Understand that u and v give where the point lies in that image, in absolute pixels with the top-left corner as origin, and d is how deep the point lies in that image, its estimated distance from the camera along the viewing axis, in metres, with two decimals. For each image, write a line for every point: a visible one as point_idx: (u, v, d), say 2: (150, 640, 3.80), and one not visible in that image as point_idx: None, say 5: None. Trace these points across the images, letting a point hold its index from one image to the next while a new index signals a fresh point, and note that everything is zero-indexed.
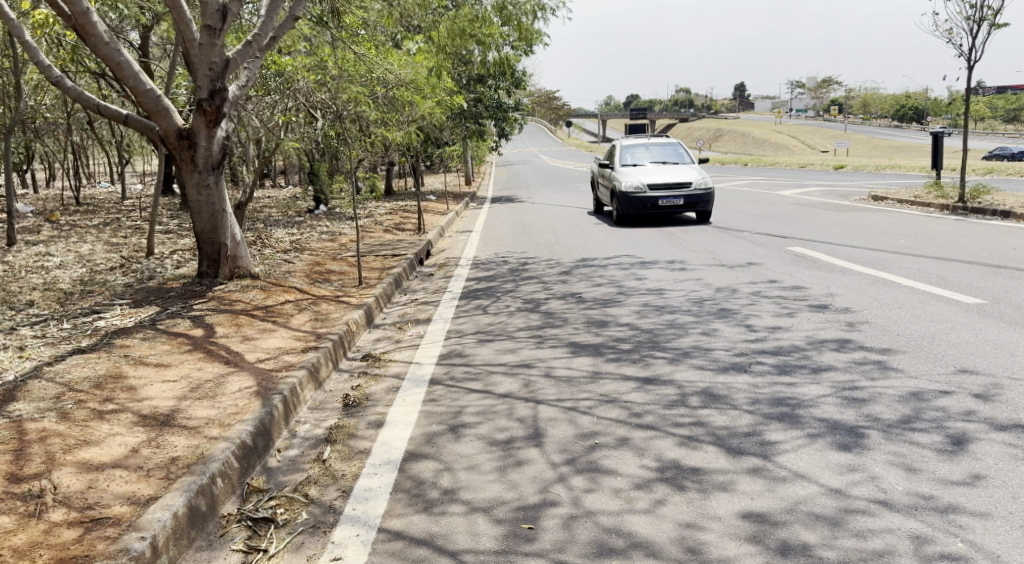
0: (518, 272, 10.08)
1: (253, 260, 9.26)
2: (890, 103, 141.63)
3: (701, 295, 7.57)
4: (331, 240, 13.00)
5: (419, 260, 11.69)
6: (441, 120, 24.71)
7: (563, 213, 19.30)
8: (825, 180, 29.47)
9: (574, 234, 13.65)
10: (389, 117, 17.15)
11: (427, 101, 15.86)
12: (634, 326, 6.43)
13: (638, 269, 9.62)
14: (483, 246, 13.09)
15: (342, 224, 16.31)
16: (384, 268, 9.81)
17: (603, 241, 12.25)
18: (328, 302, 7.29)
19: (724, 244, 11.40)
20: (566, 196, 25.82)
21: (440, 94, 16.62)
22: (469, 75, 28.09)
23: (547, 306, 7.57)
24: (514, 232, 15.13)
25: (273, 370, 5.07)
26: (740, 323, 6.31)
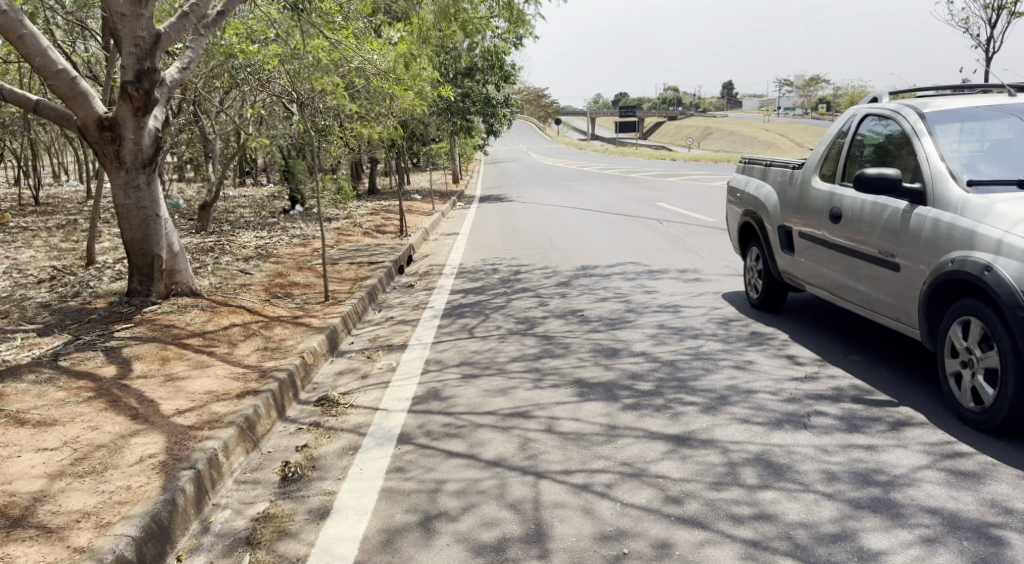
0: (509, 283, 8.95)
1: (205, 271, 8.09)
2: (879, 101, 141.43)
3: (724, 315, 6.47)
4: (303, 245, 11.85)
5: (399, 267, 10.56)
6: (427, 114, 23.57)
7: (555, 214, 18.21)
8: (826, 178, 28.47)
9: (569, 238, 12.53)
10: (370, 110, 15.99)
11: (409, 94, 14.71)
12: (652, 357, 5.31)
13: (645, 281, 8.52)
14: (470, 250, 11.97)
15: (317, 225, 15.15)
16: (358, 280, 8.66)
17: (603, 247, 11.16)
18: (282, 325, 6.13)
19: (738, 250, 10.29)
20: (558, 195, 24.74)
21: (424, 87, 15.47)
22: (456, 69, 26.91)
23: (545, 328, 6.45)
24: (504, 235, 14.00)
25: (192, 428, 3.92)
26: (781, 354, 5.20)
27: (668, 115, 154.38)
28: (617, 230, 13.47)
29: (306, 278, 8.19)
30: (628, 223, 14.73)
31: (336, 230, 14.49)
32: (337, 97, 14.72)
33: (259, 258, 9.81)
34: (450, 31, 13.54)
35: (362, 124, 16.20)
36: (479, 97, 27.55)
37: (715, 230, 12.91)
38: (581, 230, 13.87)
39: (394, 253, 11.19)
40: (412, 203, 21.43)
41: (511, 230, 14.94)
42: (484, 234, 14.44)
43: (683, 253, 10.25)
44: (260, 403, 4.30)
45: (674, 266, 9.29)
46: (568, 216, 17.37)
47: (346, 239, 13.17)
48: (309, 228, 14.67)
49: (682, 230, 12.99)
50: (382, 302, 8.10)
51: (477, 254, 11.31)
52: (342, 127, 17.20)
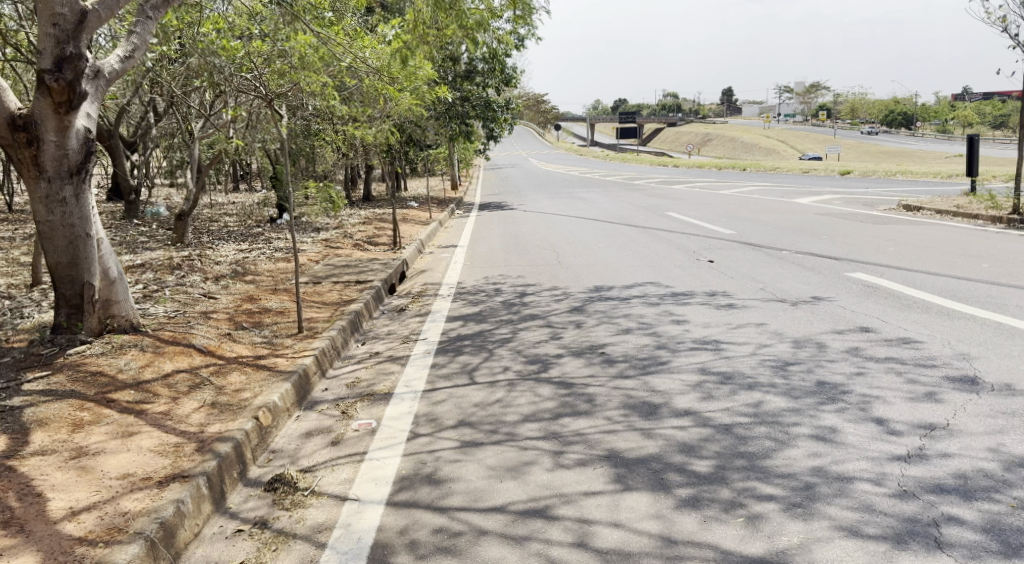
0: (514, 307, 7.86)
1: (162, 295, 6.98)
2: (880, 108, 140.70)
3: (776, 357, 5.39)
4: (285, 260, 10.77)
5: (390, 287, 9.47)
6: (423, 118, 22.51)
7: (561, 224, 17.14)
8: (838, 187, 27.42)
9: (578, 253, 11.45)
10: (363, 114, 14.94)
11: (403, 95, 13.61)
12: (701, 418, 4.22)
13: (670, 307, 7.42)
14: (469, 266, 10.89)
15: (304, 236, 14.07)
16: (341, 303, 7.56)
17: (617, 264, 10.08)
18: (241, 369, 5.01)
19: (771, 271, 9.20)
20: (561, 203, 23.68)
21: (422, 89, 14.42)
22: (455, 71, 25.88)
23: (561, 370, 5.36)
24: (506, 249, 12.93)
25: (81, 545, 2.82)
26: (864, 419, 4.12)
27: (668, 122, 153.67)
28: (629, 244, 12.39)
29: (280, 304, 7.08)
30: (639, 235, 13.65)
31: (323, 241, 13.41)
32: (328, 98, 13.66)
33: (232, 277, 8.71)
34: (451, 28, 12.50)
35: (355, 127, 15.16)
36: (479, 101, 26.53)
37: (736, 245, 11.83)
38: (590, 244, 12.79)
39: (385, 269, 10.10)
40: (408, 211, 20.35)
41: (514, 242, 13.90)
42: (484, 247, 13.37)
43: (707, 273, 9.17)
44: (187, 497, 3.20)
45: (700, 289, 8.21)
46: (574, 227, 16.28)
47: (335, 251, 12.08)
48: (295, 238, 13.59)
49: (700, 245, 11.91)
50: (367, 332, 6.99)
51: (477, 272, 10.22)
52: (334, 130, 16.12)
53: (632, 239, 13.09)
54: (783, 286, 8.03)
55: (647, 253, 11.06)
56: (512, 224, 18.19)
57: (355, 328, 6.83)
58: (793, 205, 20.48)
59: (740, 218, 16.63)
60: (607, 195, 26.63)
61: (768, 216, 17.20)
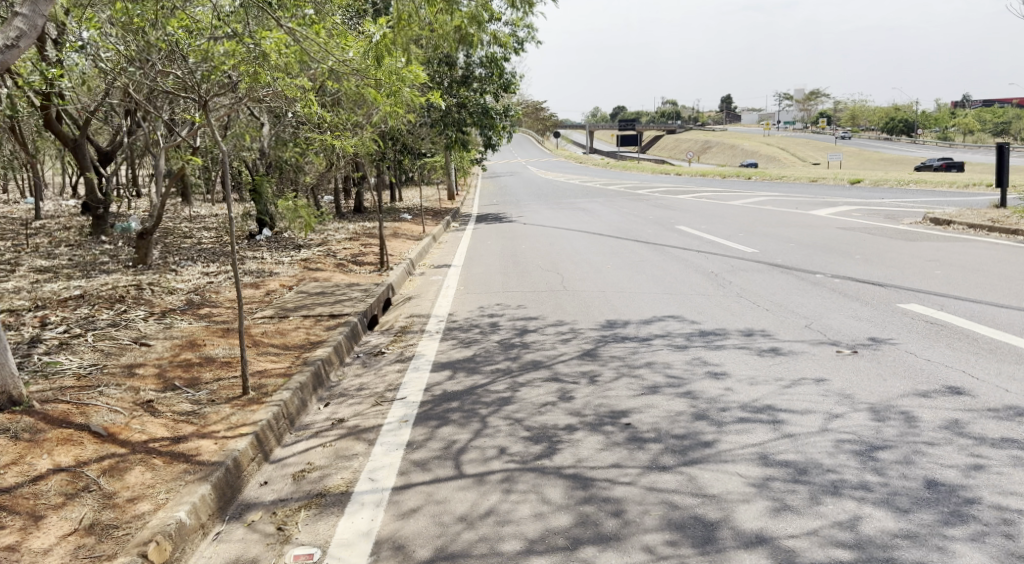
0: (513, 350, 6.59)
1: (82, 342, 5.73)
2: (880, 115, 139.87)
3: (854, 440, 4.13)
4: (253, 287, 9.52)
5: (370, 321, 8.22)
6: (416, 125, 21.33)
7: (563, 239, 15.90)
8: (854, 197, 26.10)
9: (586, 277, 10.24)
10: (349, 123, 13.75)
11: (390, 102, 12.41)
12: (782, 556, 2.95)
13: (701, 353, 6.16)
14: (462, 293, 9.64)
15: (282, 255, 12.82)
16: (304, 348, 6.30)
17: (630, 292, 8.83)
18: (146, 461, 3.76)
19: (810, 303, 7.96)
20: (562, 215, 22.50)
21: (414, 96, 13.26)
22: (452, 77, 24.74)
23: (575, 454, 4.10)
24: (504, 269, 11.72)
25: None
26: (1017, 556, 2.86)
27: (667, 130, 152.83)
28: (641, 265, 11.17)
29: (227, 351, 5.83)
30: (650, 254, 12.42)
31: (302, 261, 12.15)
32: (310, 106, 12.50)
33: (182, 312, 7.45)
34: (445, 33, 11.37)
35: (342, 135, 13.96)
36: (477, 108, 25.35)
37: (762, 266, 10.58)
38: (597, 264, 11.57)
39: (364, 297, 8.85)
40: (400, 225, 19.13)
41: (513, 261, 12.70)
42: (480, 268, 12.16)
43: (737, 305, 7.93)
44: None
45: (732, 326, 6.97)
46: (578, 243, 15.06)
47: (312, 273, 10.84)
48: (271, 258, 12.34)
49: (720, 266, 10.67)
50: (333, 386, 5.73)
51: (472, 300, 8.98)
52: (320, 140, 14.93)
53: (644, 259, 11.86)
54: (832, 326, 6.78)
55: (662, 277, 9.84)
56: (512, 239, 16.95)
57: (317, 381, 5.57)
58: (811, 217, 19.21)
59: (758, 233, 15.39)
60: (611, 206, 25.41)
61: (787, 230, 15.96)
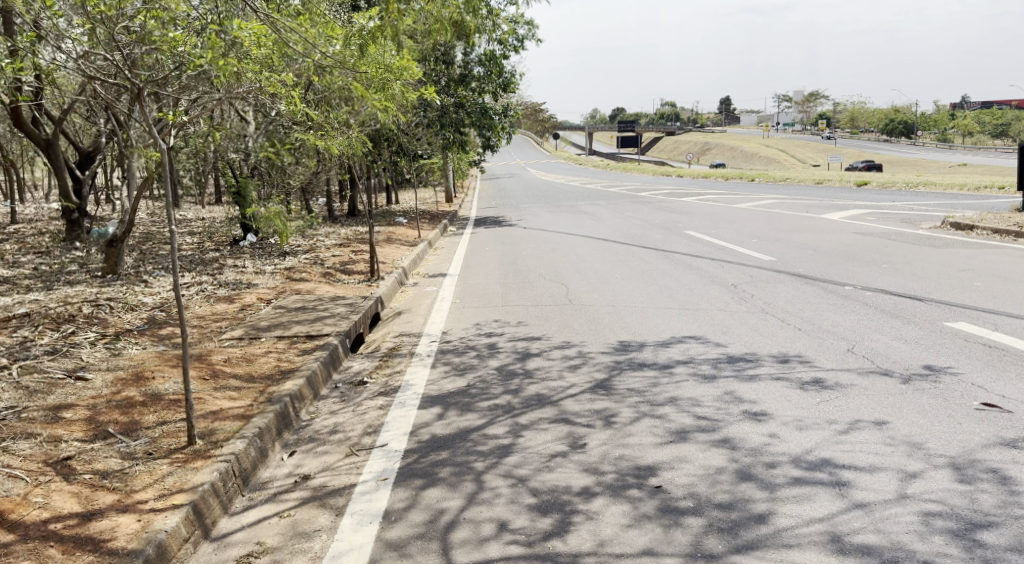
0: (514, 380, 5.74)
1: (9, 377, 4.89)
2: (880, 116, 139.18)
3: (946, 514, 3.26)
4: (227, 301, 8.67)
5: (353, 341, 7.37)
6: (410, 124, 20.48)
7: (566, 245, 15.07)
8: (865, 200, 25.26)
9: (594, 289, 9.41)
10: (337, 125, 12.93)
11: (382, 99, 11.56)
12: None
13: (733, 386, 5.29)
14: (457, 307, 8.81)
15: (264, 264, 11.96)
16: (272, 380, 5.45)
17: (643, 309, 7.99)
18: (38, 552, 2.92)
19: (846, 323, 7.13)
20: (562, 219, 21.68)
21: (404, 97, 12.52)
22: (449, 74, 23.88)
23: (596, 532, 3.25)
24: (503, 279, 10.88)
25: None
26: None
27: (667, 131, 152.06)
28: (650, 275, 10.35)
29: (178, 386, 4.99)
30: (660, 262, 11.60)
31: (284, 270, 11.28)
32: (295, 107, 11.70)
33: (139, 334, 6.60)
34: (439, 29, 10.57)
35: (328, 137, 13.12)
36: (475, 108, 24.48)
37: (784, 277, 9.76)
38: (604, 273, 10.75)
39: (347, 312, 8.01)
40: (393, 229, 18.25)
41: (513, 269, 11.91)
42: (478, 277, 11.32)
43: (764, 325, 7.10)
44: None
45: (764, 351, 6.11)
46: (582, 249, 14.22)
47: (294, 284, 9.99)
48: (252, 267, 11.49)
49: (737, 277, 9.86)
50: (302, 427, 4.89)
51: (468, 316, 8.13)
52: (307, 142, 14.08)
53: (654, 267, 11.05)
54: (879, 352, 5.95)
55: (676, 290, 9.01)
56: (511, 244, 16.10)
57: (282, 421, 4.73)
58: (824, 220, 18.38)
59: (772, 238, 14.58)
60: (614, 209, 24.58)
61: (802, 235, 15.14)
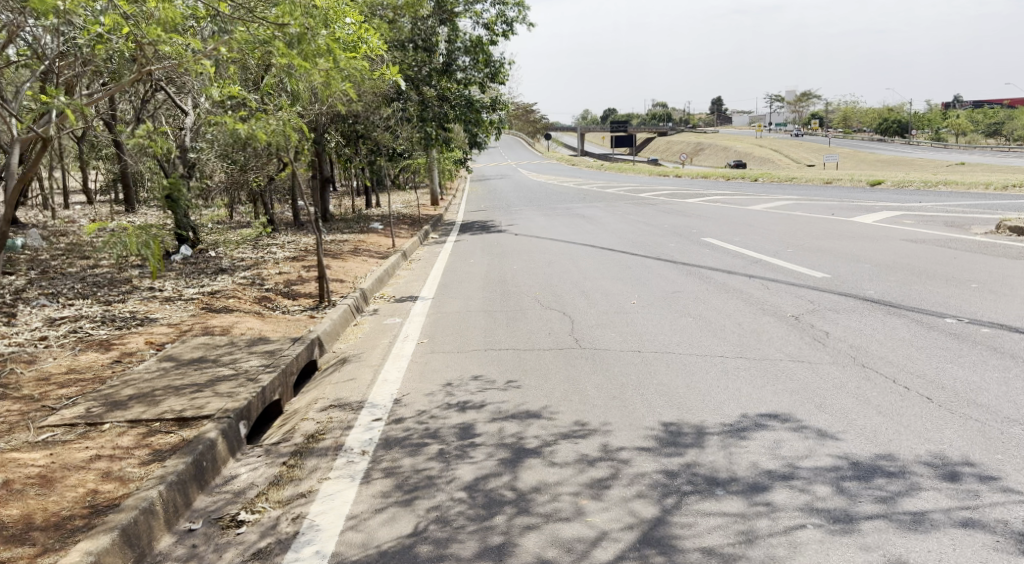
0: (499, 516, 3.33)
1: None
2: (873, 115, 137.67)
3: None
4: (100, 350, 6.23)
5: (257, 421, 4.94)
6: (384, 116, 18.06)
7: (565, 256, 12.67)
8: (890, 201, 23.01)
9: (609, 326, 7.02)
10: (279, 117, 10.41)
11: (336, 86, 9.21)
12: None
13: (895, 548, 2.92)
14: (423, 355, 6.39)
15: (187, 287, 9.50)
16: (56, 540, 3.07)
17: (686, 363, 5.59)
18: None
19: (997, 389, 4.74)
20: (557, 223, 19.33)
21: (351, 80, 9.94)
22: (431, 63, 21.45)
23: None
24: (491, 306, 8.48)
25: None
26: None
27: (658, 131, 149.93)
28: (678, 303, 7.98)
29: None
30: (686, 282, 9.23)
31: (208, 296, 8.83)
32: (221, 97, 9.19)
33: None
34: None
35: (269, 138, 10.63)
36: (460, 100, 22.07)
37: (858, 306, 7.42)
38: (617, 299, 8.38)
39: (258, 366, 5.59)
40: (363, 237, 15.81)
41: (503, 290, 9.51)
42: (459, 301, 8.92)
43: (876, 393, 4.72)
44: None
45: (908, 454, 3.73)
46: (585, 262, 11.84)
47: (210, 316, 7.56)
48: (168, 293, 9.04)
49: (795, 305, 7.51)
50: None
51: (436, 373, 5.72)
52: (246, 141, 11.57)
53: (681, 290, 8.68)
54: None
55: (722, 328, 6.65)
56: (500, 255, 13.67)
57: None
58: (858, 224, 16.04)
59: (809, 248, 12.25)
60: (614, 212, 22.18)
61: (843, 243, 12.79)
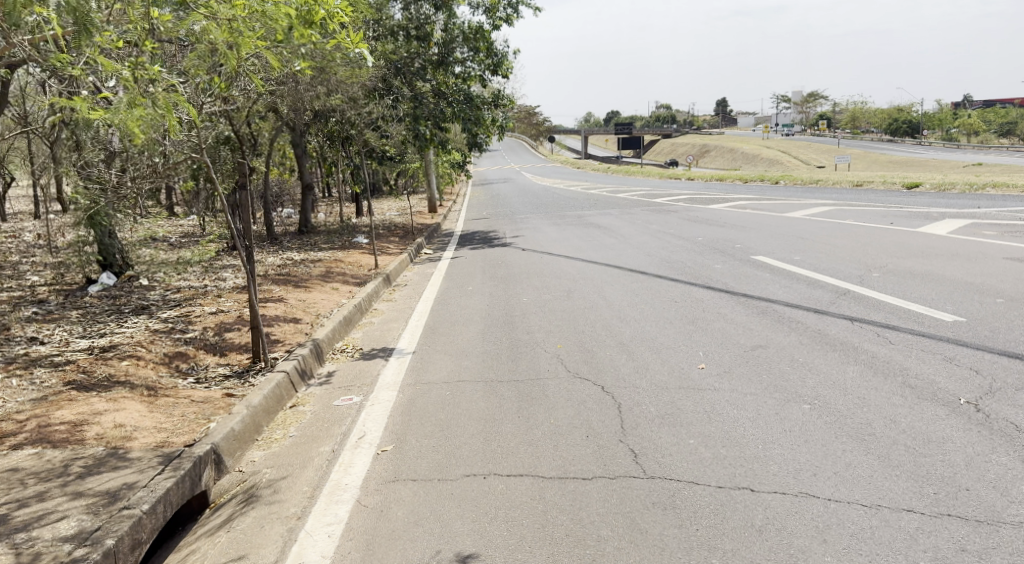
0: None
1: None
2: (880, 117, 135.05)
3: None
4: None
5: None
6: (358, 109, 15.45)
7: (586, 280, 10.11)
8: (944, 208, 20.36)
9: (681, 421, 4.44)
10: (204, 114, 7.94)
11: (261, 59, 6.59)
12: None
13: None
14: (384, 484, 3.85)
15: (75, 339, 6.97)
16: None
17: (858, 538, 3.04)
18: None
19: None
20: (569, 236, 16.76)
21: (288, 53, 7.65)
22: (425, 54, 18.78)
23: None
24: (495, 369, 5.91)
25: None
26: None
27: (661, 132, 147.08)
28: (770, 370, 5.41)
29: None
30: (765, 330, 6.66)
31: (95, 355, 6.31)
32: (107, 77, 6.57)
33: None
34: None
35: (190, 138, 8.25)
36: (458, 96, 19.34)
37: None
38: (677, 361, 5.80)
39: (63, 541, 3.12)
40: (339, 255, 13.27)
41: (511, 339, 6.94)
42: (450, 360, 6.34)
43: None
44: None
45: None
46: (614, 289, 9.29)
47: (70, 398, 5.05)
48: (43, 349, 6.53)
49: (959, 382, 4.95)
50: None
51: (396, 546, 3.19)
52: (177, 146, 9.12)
53: (765, 345, 6.11)
54: None
55: (872, 436, 4.07)
56: (506, 277, 11.12)
57: None
58: (932, 237, 13.44)
59: (897, 271, 9.70)
60: (632, 221, 19.62)
61: (937, 264, 10.19)
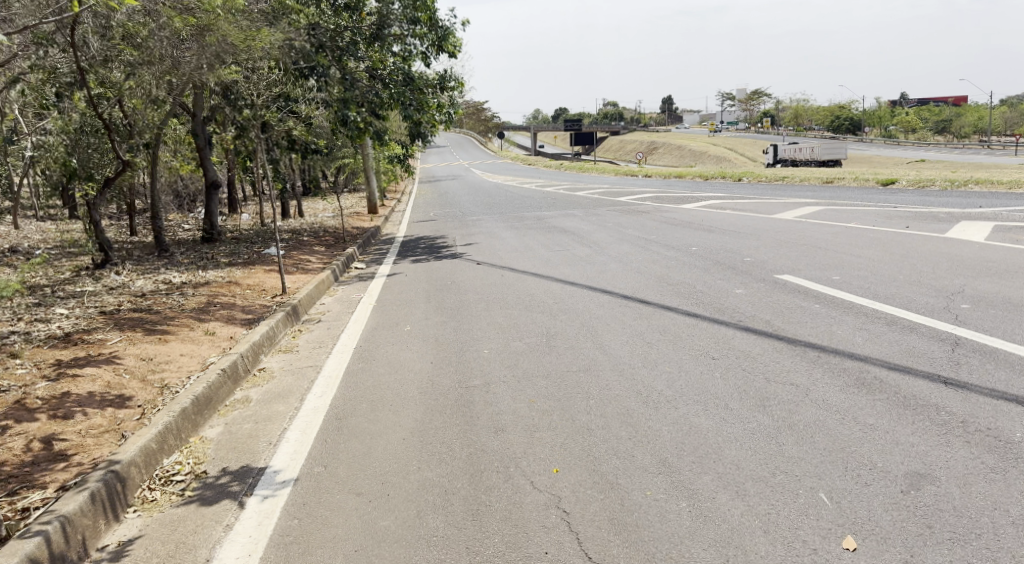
0: None
1: None
2: (827, 113, 135.83)
3: None
4: None
5: None
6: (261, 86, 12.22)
7: (568, 315, 7.30)
8: (951, 208, 18.06)
9: None
10: None
11: None
12: None
13: None
14: None
15: None
16: None
17: None
18: None
19: None
20: (532, 243, 13.96)
21: None
22: (355, 26, 15.81)
23: None
24: (439, 544, 3.06)
25: None
26: None
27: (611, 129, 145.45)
28: None
29: None
30: (895, 428, 3.96)
31: None
32: None
33: None
34: None
35: None
36: (396, 77, 16.13)
37: None
38: (792, 521, 3.08)
39: None
40: (235, 275, 10.17)
41: (467, 444, 4.07)
42: (357, 507, 3.45)
43: None
44: None
45: None
46: (612, 331, 6.50)
47: None
48: None
49: None
50: None
51: None
52: None
53: (926, 472, 3.41)
54: None
55: None
56: (460, 305, 8.21)
57: None
58: (980, 245, 10.94)
59: (991, 300, 7.12)
60: (603, 224, 16.88)
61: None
